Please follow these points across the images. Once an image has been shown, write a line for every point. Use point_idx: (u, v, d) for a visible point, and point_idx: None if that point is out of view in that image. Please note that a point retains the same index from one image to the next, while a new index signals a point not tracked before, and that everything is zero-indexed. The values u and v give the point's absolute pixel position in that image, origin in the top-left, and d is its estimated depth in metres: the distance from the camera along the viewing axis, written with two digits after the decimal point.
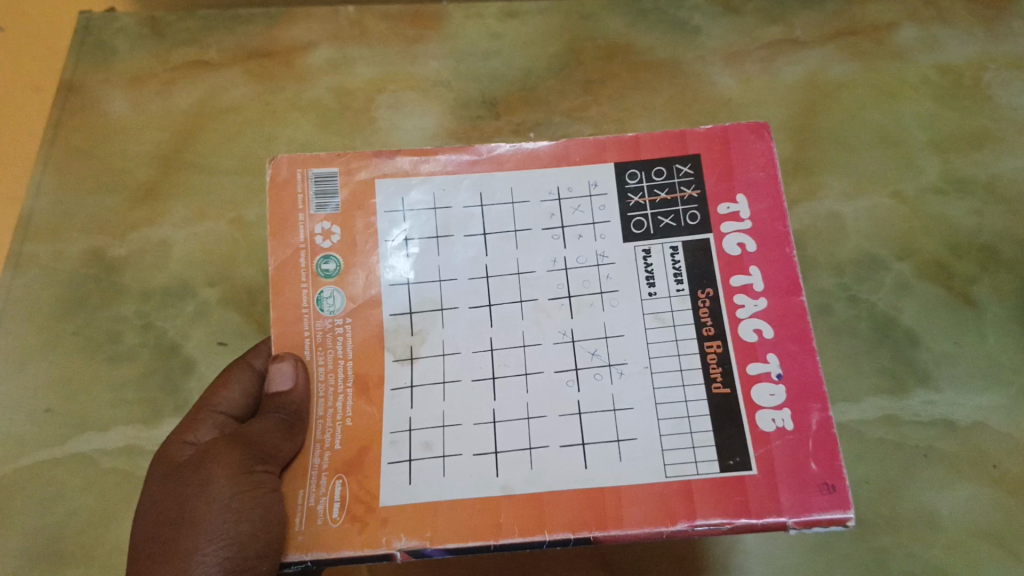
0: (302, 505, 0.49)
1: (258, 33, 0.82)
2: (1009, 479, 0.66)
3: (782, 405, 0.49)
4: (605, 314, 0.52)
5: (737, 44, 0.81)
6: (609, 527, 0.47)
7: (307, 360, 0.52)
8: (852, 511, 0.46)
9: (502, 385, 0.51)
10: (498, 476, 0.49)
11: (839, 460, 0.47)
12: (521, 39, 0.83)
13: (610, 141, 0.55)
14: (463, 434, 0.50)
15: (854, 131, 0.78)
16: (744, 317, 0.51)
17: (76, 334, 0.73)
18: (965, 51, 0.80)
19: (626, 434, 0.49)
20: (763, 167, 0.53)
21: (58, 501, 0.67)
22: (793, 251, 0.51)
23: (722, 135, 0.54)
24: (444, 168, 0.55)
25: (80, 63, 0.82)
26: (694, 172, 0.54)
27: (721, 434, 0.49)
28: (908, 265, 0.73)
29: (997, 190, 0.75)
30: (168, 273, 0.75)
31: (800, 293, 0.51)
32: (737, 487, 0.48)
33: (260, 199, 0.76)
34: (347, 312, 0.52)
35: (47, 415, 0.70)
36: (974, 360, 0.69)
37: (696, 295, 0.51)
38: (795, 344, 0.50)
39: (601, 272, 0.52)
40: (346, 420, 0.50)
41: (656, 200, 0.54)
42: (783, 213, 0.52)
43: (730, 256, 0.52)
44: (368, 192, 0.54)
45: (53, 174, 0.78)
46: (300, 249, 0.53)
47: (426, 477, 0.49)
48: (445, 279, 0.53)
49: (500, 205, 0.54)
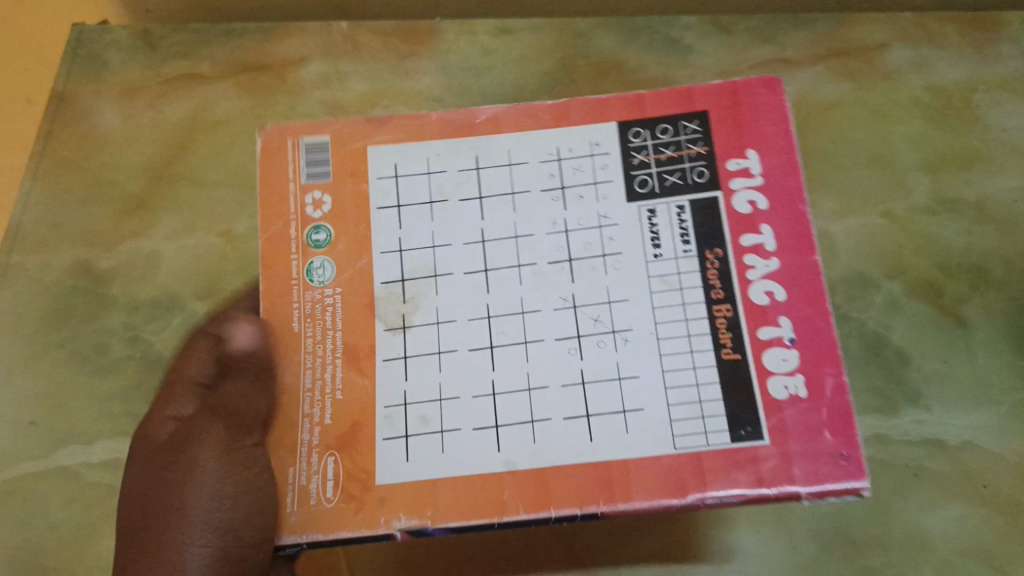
0: (294, 485, 0.50)
1: (251, 46, 0.82)
2: (1000, 499, 0.65)
3: (793, 370, 0.48)
4: (609, 277, 0.51)
5: (728, 63, 0.82)
6: (617, 502, 0.47)
7: (297, 333, 0.52)
8: (867, 481, 0.46)
9: (500, 354, 0.50)
10: (500, 450, 0.49)
11: (854, 427, 0.47)
12: (513, 54, 0.83)
13: (616, 97, 0.54)
14: (461, 408, 0.50)
15: (843, 151, 0.79)
16: (755, 278, 0.49)
17: (62, 346, 0.72)
18: (956, 72, 0.81)
19: (631, 404, 0.49)
20: (778, 122, 0.52)
21: (40, 514, 0.66)
22: (807, 207, 0.50)
23: (734, 90, 0.53)
24: (440, 133, 0.55)
25: (72, 73, 0.82)
26: (703, 127, 0.52)
27: (732, 401, 0.48)
28: (898, 284, 0.73)
29: (987, 210, 0.76)
30: (157, 285, 0.74)
31: (814, 251, 0.49)
32: (749, 456, 0.47)
33: (250, 214, 0.76)
34: (336, 282, 0.53)
35: (31, 428, 0.69)
36: (964, 379, 0.69)
37: (703, 254, 0.50)
38: (808, 305, 0.49)
39: (603, 233, 0.52)
40: (336, 392, 0.51)
41: (662, 156, 0.53)
42: (796, 167, 0.51)
43: (740, 213, 0.51)
44: (360, 158, 0.55)
45: (42, 185, 0.77)
46: (290, 220, 0.54)
47: (423, 454, 0.49)
48: (439, 245, 0.53)
49: (496, 167, 0.54)
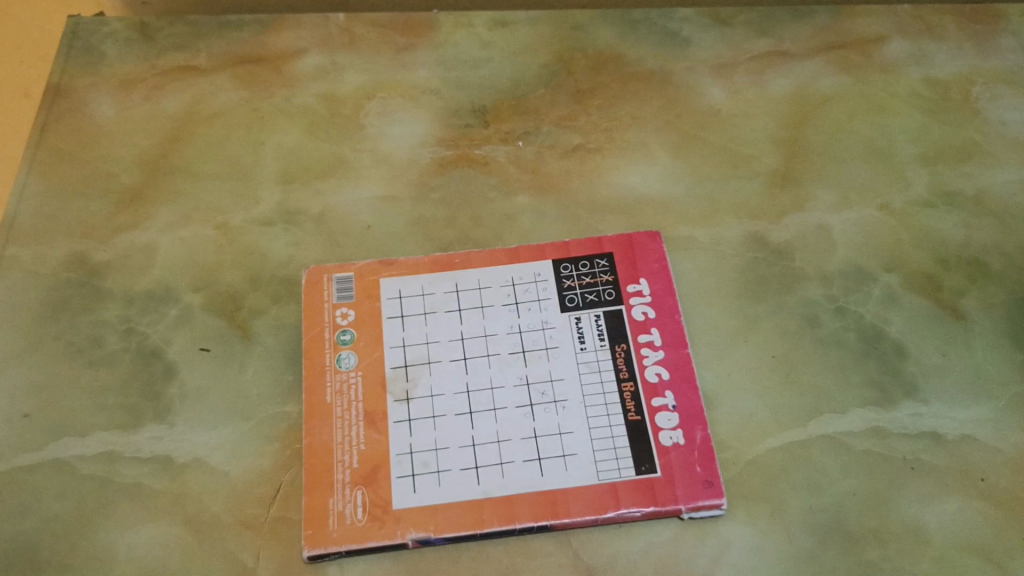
0: (333, 510, 0.63)
1: (247, 40, 0.83)
2: (997, 493, 0.65)
3: (676, 427, 0.65)
4: (550, 363, 0.68)
5: (725, 56, 0.83)
6: (562, 516, 0.62)
7: (330, 402, 0.66)
8: (725, 498, 0.63)
9: (477, 417, 0.66)
10: (479, 483, 0.63)
11: (716, 463, 0.64)
12: (510, 47, 0.84)
13: (549, 245, 0.73)
14: (450, 454, 0.65)
15: (841, 144, 0.79)
16: (649, 364, 0.68)
17: (57, 337, 0.70)
18: (954, 65, 0.83)
19: (569, 449, 0.65)
20: (659, 261, 0.72)
21: (32, 508, 0.64)
22: (681, 318, 0.70)
23: (629, 240, 0.73)
24: (430, 268, 0.72)
25: (68, 66, 0.82)
26: (610, 264, 0.72)
27: (635, 447, 0.65)
28: (896, 277, 0.73)
29: (985, 203, 0.76)
30: (152, 277, 0.73)
31: (686, 347, 0.68)
32: (648, 487, 0.63)
33: (246, 206, 0.76)
34: (358, 366, 0.68)
35: (25, 419, 0.67)
36: (961, 373, 0.69)
37: (615, 348, 0.68)
38: (684, 383, 0.67)
39: (546, 334, 0.69)
40: (361, 445, 0.65)
41: (583, 283, 0.71)
42: (673, 291, 0.71)
43: (637, 321, 0.69)
44: (375, 287, 0.71)
45: (38, 176, 0.77)
46: (326, 326, 0.69)
47: (425, 486, 0.63)
48: (431, 342, 0.69)
49: (469, 291, 0.71)
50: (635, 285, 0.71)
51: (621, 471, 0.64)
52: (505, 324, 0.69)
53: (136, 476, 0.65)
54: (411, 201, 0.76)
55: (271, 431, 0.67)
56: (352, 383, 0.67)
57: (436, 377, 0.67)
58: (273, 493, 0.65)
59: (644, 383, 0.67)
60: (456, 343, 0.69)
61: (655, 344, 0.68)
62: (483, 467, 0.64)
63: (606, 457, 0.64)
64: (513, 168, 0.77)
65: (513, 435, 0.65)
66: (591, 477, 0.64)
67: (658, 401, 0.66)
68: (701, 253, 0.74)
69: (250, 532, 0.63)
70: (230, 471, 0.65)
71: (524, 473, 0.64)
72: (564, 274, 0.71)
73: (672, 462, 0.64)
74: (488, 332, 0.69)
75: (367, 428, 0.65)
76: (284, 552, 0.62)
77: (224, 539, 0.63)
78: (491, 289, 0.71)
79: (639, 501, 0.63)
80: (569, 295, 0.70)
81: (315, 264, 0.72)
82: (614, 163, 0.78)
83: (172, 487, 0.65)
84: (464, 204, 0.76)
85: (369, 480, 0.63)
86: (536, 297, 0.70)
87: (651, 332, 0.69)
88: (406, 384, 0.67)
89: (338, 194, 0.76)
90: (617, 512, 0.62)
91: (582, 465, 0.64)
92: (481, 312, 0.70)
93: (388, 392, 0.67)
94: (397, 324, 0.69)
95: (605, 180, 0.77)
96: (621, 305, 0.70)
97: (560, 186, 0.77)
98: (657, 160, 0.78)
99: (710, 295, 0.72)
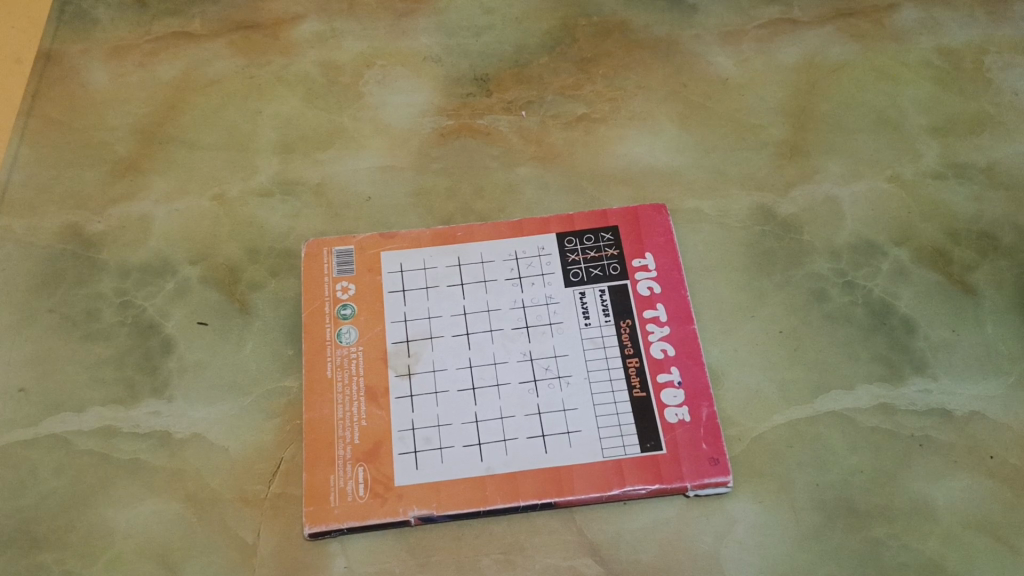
0: (334, 487, 0.62)
1: (243, 5, 0.82)
2: (1005, 470, 0.64)
3: (682, 403, 0.64)
4: (554, 338, 0.67)
5: (733, 24, 0.81)
6: (566, 494, 0.61)
7: (330, 377, 0.65)
8: (730, 477, 0.62)
9: (480, 393, 0.65)
10: (482, 460, 0.63)
11: (722, 441, 0.63)
12: (514, 14, 0.82)
13: (553, 218, 0.71)
14: (454, 430, 0.64)
15: (851, 115, 0.77)
16: (655, 340, 0.66)
17: (52, 311, 0.69)
18: (966, 34, 0.81)
19: (574, 426, 0.64)
20: (664, 235, 0.70)
21: (28, 484, 0.63)
22: (687, 292, 0.68)
23: (635, 213, 0.71)
24: (431, 242, 0.70)
25: (59, 33, 0.81)
26: (614, 238, 0.70)
27: (640, 423, 0.64)
28: (906, 250, 0.72)
29: (996, 175, 0.75)
30: (148, 249, 0.71)
31: (692, 323, 0.67)
32: (653, 464, 0.62)
33: (243, 177, 0.74)
34: (359, 341, 0.67)
35: (21, 394, 0.66)
36: (972, 348, 0.68)
37: (619, 323, 0.67)
38: (690, 359, 0.66)
39: (549, 309, 0.68)
40: (362, 421, 0.64)
41: (587, 257, 0.70)
42: (679, 266, 0.69)
43: (642, 296, 0.68)
44: (375, 261, 0.69)
45: (30, 145, 0.75)
46: (326, 300, 0.68)
47: (428, 463, 0.62)
48: (432, 317, 0.67)
49: (472, 264, 0.69)
50: (640, 259, 0.69)
51: (626, 448, 0.63)
52: (509, 299, 0.68)
53: (135, 451, 0.64)
54: (412, 172, 0.74)
55: (270, 407, 0.66)
56: (353, 358, 0.66)
57: (438, 352, 0.66)
58: (274, 469, 0.64)
59: (649, 359, 0.66)
60: (459, 318, 0.67)
61: (661, 319, 0.67)
62: (486, 443, 0.63)
63: (611, 434, 0.63)
64: (516, 138, 0.76)
65: (516, 411, 0.64)
66: (594, 454, 0.63)
67: (663, 377, 0.65)
68: (707, 226, 0.72)
69: (250, 508, 0.62)
70: (230, 447, 0.64)
71: (527, 450, 0.63)
72: (569, 247, 0.70)
73: (677, 440, 0.63)
74: (492, 306, 0.68)
75: (368, 403, 0.64)
76: (285, 529, 0.62)
77: (224, 515, 0.62)
78: (494, 263, 0.69)
79: (644, 478, 0.62)
80: (573, 270, 0.69)
81: (315, 238, 0.71)
82: (618, 134, 0.76)
83: (171, 462, 0.64)
84: (466, 175, 0.74)
85: (370, 457, 0.63)
86: (540, 271, 0.69)
87: (656, 307, 0.68)
88: (408, 359, 0.66)
89: (338, 164, 0.75)
90: (622, 490, 0.62)
91: (587, 442, 0.63)
92: (484, 286, 0.69)
93: (389, 367, 0.66)
94: (398, 298, 0.68)
95: (609, 151, 0.76)
96: (626, 280, 0.69)
97: (563, 157, 0.75)
98: (663, 131, 0.77)
99: (715, 268, 0.71)
